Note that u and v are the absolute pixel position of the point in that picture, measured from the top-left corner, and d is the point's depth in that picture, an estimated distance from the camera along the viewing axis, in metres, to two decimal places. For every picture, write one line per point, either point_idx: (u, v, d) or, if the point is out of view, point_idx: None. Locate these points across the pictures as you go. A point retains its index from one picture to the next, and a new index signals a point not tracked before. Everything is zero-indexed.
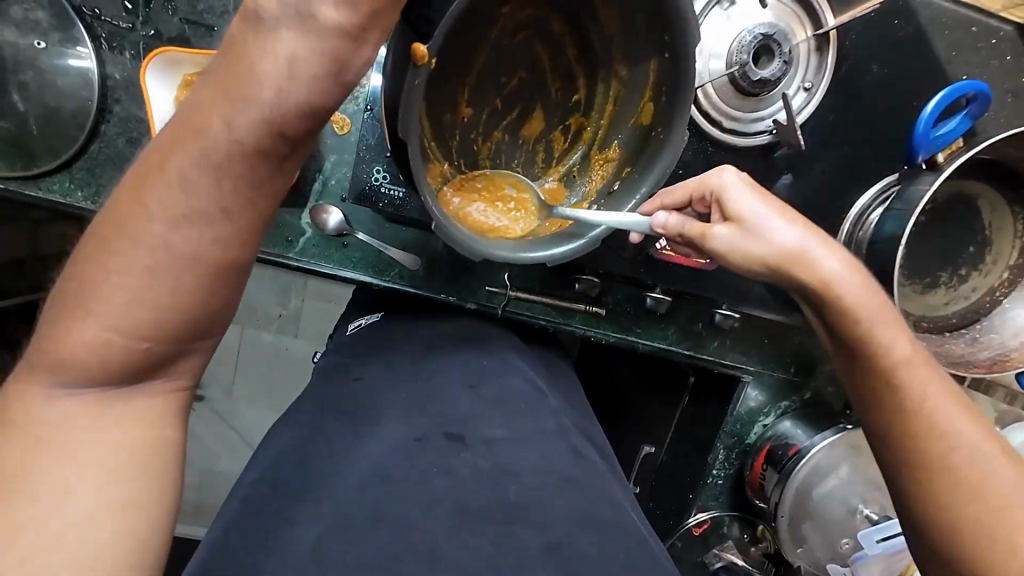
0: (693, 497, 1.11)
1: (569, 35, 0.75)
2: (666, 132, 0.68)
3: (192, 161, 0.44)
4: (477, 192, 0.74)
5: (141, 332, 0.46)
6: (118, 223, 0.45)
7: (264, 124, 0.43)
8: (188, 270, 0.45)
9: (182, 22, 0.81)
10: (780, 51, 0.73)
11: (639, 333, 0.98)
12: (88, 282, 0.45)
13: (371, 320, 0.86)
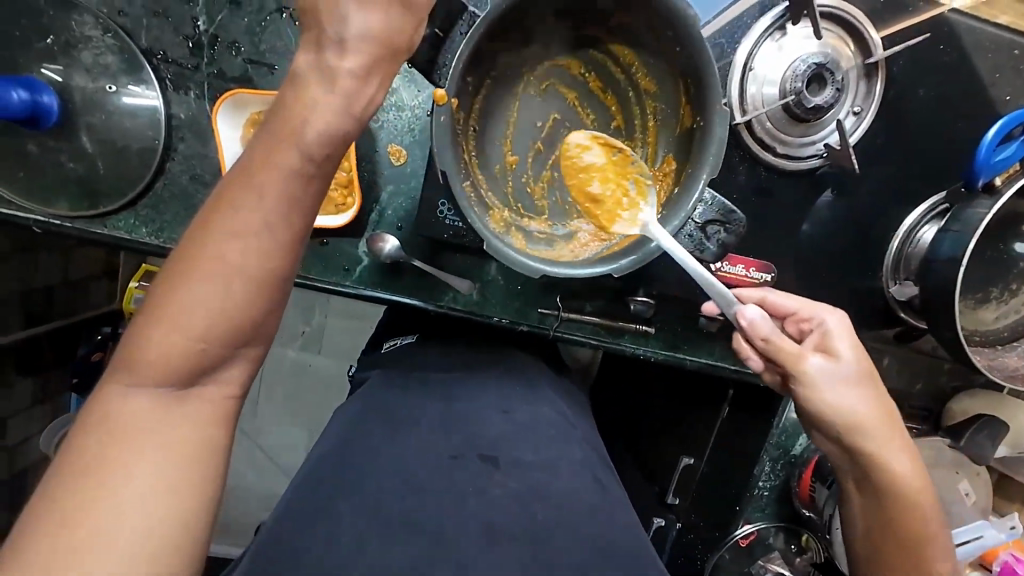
0: (739, 510, 1.14)
1: (586, 71, 0.70)
2: (705, 117, 0.62)
3: (247, 188, 0.51)
4: (606, 162, 0.68)
5: (198, 339, 0.51)
6: (193, 240, 0.51)
7: (303, 150, 0.51)
8: (240, 281, 0.51)
9: (243, 61, 0.82)
10: (833, 79, 0.75)
11: (686, 350, 1.00)
12: (161, 294, 0.51)
13: (406, 342, 0.92)
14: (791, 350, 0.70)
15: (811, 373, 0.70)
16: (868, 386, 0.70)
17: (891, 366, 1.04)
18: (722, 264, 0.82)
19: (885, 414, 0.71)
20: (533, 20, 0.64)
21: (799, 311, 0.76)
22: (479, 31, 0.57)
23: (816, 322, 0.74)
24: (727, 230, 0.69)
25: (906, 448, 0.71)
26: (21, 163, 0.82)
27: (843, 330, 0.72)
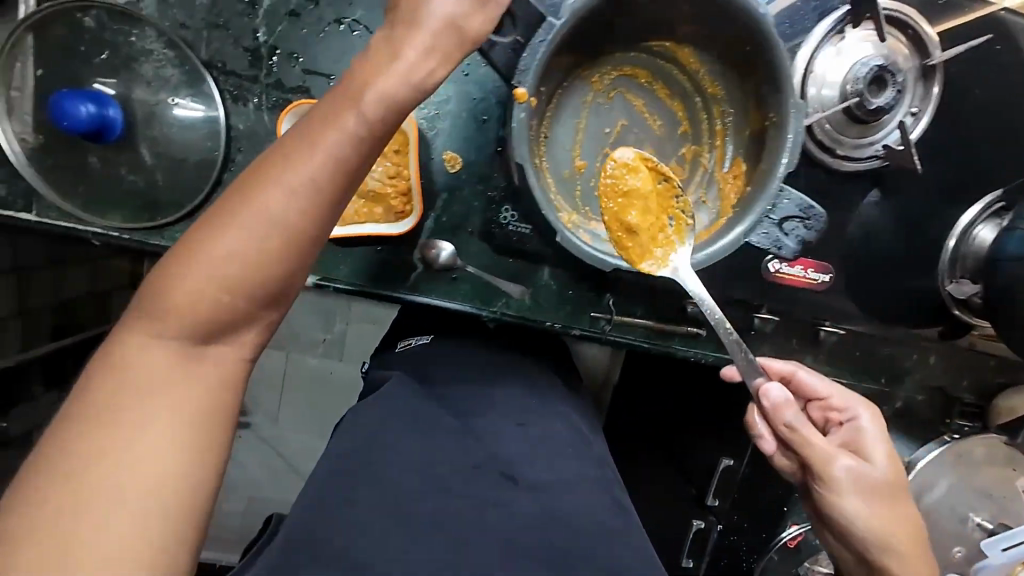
0: (786, 510, 1.18)
1: (653, 76, 0.69)
2: (779, 114, 0.59)
3: (304, 142, 0.50)
4: (646, 192, 0.64)
5: (224, 293, 0.50)
6: (239, 190, 0.50)
7: (364, 103, 0.50)
8: (277, 235, 0.49)
9: (303, 72, 0.82)
10: (893, 81, 0.75)
11: (735, 351, 0.99)
12: (193, 242, 0.50)
13: (421, 342, 0.89)
14: (821, 448, 0.71)
15: (839, 474, 0.70)
16: (894, 497, 0.72)
17: (938, 363, 1.04)
18: (780, 265, 0.89)
19: (903, 517, 0.72)
20: (602, 31, 0.63)
21: (828, 399, 0.79)
22: (555, 30, 0.55)
23: (850, 417, 0.77)
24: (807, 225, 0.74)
25: (915, 550, 0.72)
26: (81, 177, 0.83)
27: (874, 431, 0.75)
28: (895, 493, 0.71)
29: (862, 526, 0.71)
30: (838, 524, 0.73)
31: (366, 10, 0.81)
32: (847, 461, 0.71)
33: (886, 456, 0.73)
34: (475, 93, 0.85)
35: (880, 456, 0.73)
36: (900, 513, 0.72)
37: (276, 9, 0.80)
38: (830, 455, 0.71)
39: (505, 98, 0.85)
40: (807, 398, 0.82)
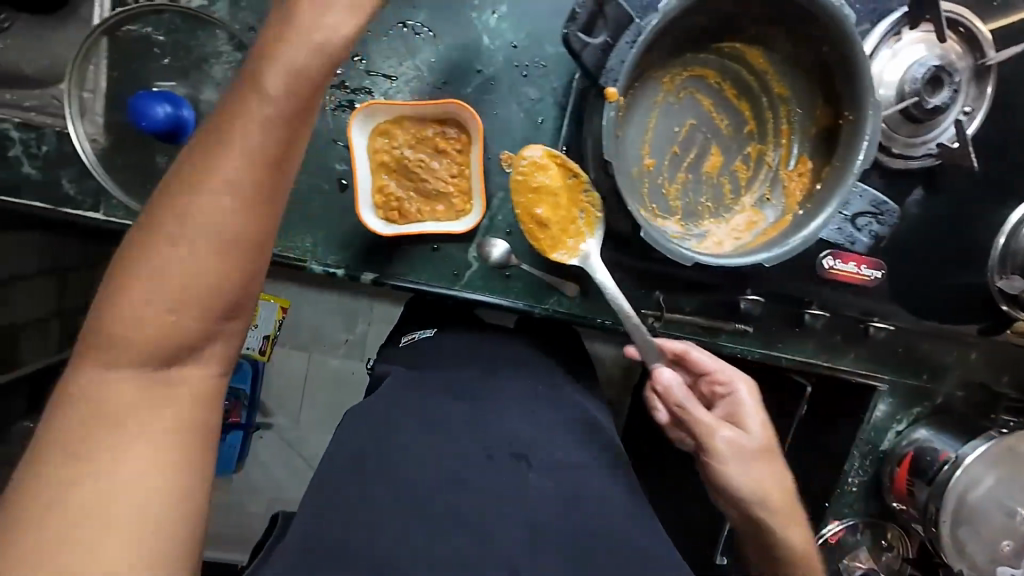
0: (828, 506, 1.13)
1: (722, 77, 0.70)
2: (855, 114, 0.63)
3: (221, 144, 0.50)
4: (548, 189, 0.83)
5: (187, 308, 0.50)
6: (176, 203, 0.50)
7: (274, 91, 0.50)
8: (221, 242, 0.50)
9: (365, 74, 0.84)
10: (949, 81, 0.77)
11: (782, 347, 0.99)
12: (133, 269, 0.49)
13: (426, 335, 0.89)
14: (706, 423, 0.78)
15: (720, 445, 0.77)
16: (767, 466, 0.78)
17: (978, 359, 1.07)
18: (834, 262, 0.90)
19: (778, 484, 0.78)
20: (677, 32, 0.65)
21: (713, 374, 0.83)
22: (650, 30, 0.56)
23: (730, 388, 0.82)
24: (880, 220, 0.88)
25: (799, 512, 0.80)
26: (147, 177, 0.84)
27: (750, 399, 0.81)
28: (766, 460, 0.78)
29: (748, 499, 0.77)
30: (723, 491, 0.79)
31: (429, 15, 0.84)
32: (723, 430, 0.77)
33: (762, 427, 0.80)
34: (532, 95, 0.87)
35: (754, 427, 0.79)
36: (775, 476, 0.78)
37: None
38: (711, 429, 0.78)
39: (562, 98, 0.87)
40: (698, 373, 0.85)
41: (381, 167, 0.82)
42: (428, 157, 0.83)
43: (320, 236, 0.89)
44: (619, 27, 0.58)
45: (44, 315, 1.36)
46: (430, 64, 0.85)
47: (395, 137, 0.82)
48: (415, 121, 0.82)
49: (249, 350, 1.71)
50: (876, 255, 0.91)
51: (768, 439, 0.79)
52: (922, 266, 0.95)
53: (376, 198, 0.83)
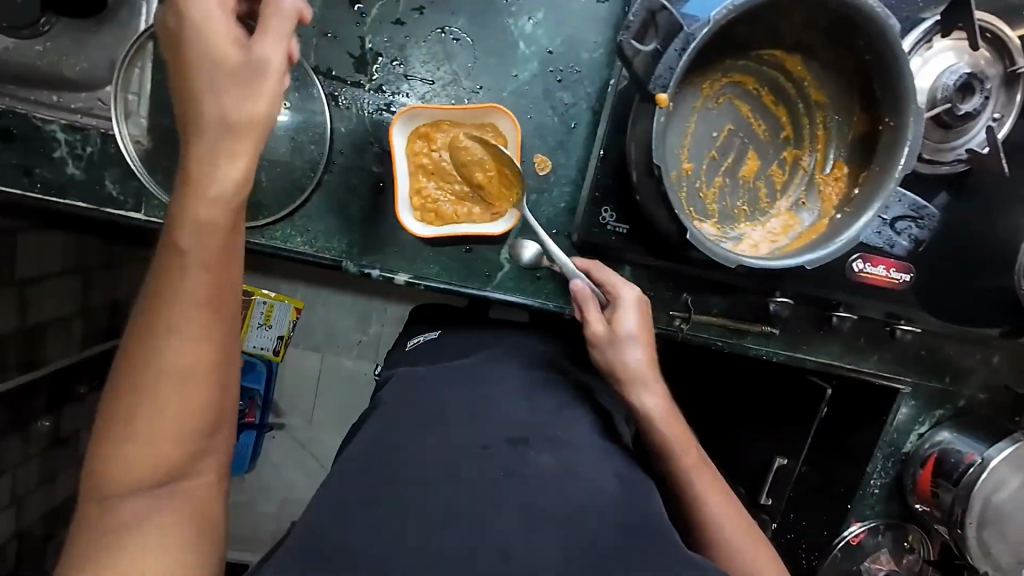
0: (850, 508, 1.14)
1: (760, 83, 0.72)
2: (898, 120, 0.64)
3: (172, 285, 0.57)
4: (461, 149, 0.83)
5: (165, 446, 0.56)
6: (130, 362, 0.56)
7: (203, 216, 0.57)
8: (193, 367, 0.57)
9: (403, 78, 0.86)
10: (982, 88, 0.79)
11: (807, 349, 1.00)
12: (117, 413, 0.55)
13: (429, 337, 1.00)
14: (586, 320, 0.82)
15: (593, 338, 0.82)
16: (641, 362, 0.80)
17: (1001, 363, 1.09)
18: (863, 265, 0.90)
19: (662, 398, 0.80)
20: (720, 40, 0.67)
21: (610, 288, 0.84)
22: (700, 40, 0.58)
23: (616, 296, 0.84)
24: (920, 224, 0.90)
25: (689, 432, 0.80)
26: None
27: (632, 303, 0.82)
28: (645, 353, 0.80)
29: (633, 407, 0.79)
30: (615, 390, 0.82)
31: (467, 20, 0.85)
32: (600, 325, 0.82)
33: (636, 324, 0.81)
34: (566, 100, 0.88)
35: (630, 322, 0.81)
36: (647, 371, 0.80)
37: (382, 18, 0.84)
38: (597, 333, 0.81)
39: (595, 103, 0.88)
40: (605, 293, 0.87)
41: (420, 170, 0.85)
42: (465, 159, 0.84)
43: (356, 238, 0.90)
44: (669, 35, 0.59)
45: (69, 314, 1.39)
46: (468, 69, 0.86)
47: (434, 140, 0.84)
48: (453, 124, 0.84)
49: (260, 349, 1.71)
50: (905, 259, 0.92)
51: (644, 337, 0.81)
52: (968, 266, 0.92)
53: (414, 200, 0.85)
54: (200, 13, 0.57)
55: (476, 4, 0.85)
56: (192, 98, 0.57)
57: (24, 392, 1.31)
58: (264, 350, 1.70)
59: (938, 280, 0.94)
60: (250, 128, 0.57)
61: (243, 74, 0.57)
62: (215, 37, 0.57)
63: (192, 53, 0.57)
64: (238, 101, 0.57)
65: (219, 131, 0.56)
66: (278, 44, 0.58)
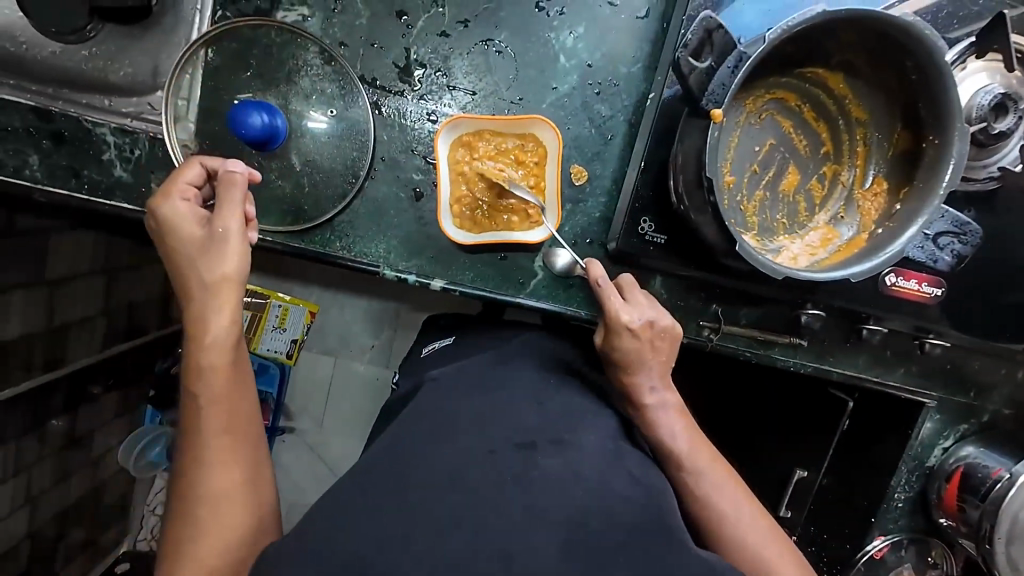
0: (874, 522, 1.13)
1: (801, 100, 0.73)
2: (942, 137, 0.66)
3: (196, 430, 0.66)
4: (501, 156, 0.86)
5: (213, 561, 0.62)
6: (173, 506, 0.65)
7: (217, 358, 0.67)
8: (231, 489, 0.65)
9: (445, 88, 0.88)
10: (1016, 108, 0.81)
11: (833, 361, 1.01)
12: (175, 549, 0.63)
13: (445, 344, 1.11)
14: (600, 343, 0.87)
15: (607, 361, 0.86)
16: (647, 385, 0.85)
17: None
18: (895, 279, 0.91)
19: (669, 406, 0.85)
20: (766, 58, 0.69)
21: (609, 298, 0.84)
22: (756, 57, 0.59)
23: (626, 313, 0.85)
24: (963, 241, 0.90)
25: (700, 438, 0.85)
26: None
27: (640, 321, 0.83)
28: (654, 371, 0.85)
29: (641, 412, 0.86)
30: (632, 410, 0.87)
31: (510, 33, 0.87)
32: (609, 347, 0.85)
33: (642, 345, 0.84)
34: (603, 112, 0.90)
35: (636, 344, 0.84)
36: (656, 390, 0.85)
37: (428, 30, 0.86)
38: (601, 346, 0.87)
39: (632, 116, 0.90)
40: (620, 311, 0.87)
41: (460, 178, 0.86)
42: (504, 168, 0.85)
43: (393, 243, 0.91)
44: (723, 53, 0.61)
45: (92, 314, 1.38)
46: (510, 81, 0.88)
47: (476, 149, 0.86)
48: (494, 134, 0.86)
49: (272, 352, 1.75)
50: (936, 272, 0.92)
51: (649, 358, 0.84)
52: (989, 285, 0.95)
53: (454, 208, 0.87)
54: (170, 211, 0.70)
55: (519, 18, 0.87)
56: (178, 280, 0.70)
57: (44, 390, 1.30)
58: (277, 352, 1.74)
59: (970, 295, 0.95)
60: (227, 281, 0.68)
61: (210, 244, 0.69)
62: (185, 223, 0.70)
63: (172, 246, 0.70)
64: (212, 263, 0.68)
65: (204, 292, 0.68)
66: (234, 213, 0.70)
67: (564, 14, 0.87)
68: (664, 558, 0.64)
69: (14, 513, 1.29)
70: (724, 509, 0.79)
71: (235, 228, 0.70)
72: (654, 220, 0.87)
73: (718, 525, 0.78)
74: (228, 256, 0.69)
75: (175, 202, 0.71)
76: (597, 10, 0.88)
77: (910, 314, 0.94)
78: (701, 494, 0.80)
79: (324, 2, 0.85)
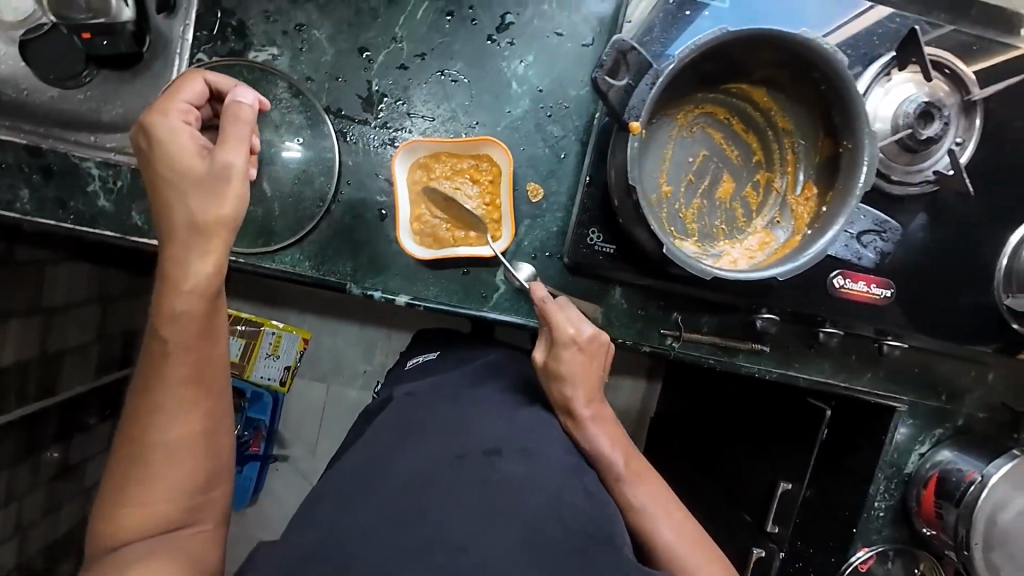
0: (856, 532, 1.11)
1: (730, 114, 0.79)
2: (856, 142, 0.70)
3: (162, 375, 0.69)
4: (458, 175, 0.92)
5: (165, 496, 0.68)
6: (127, 437, 0.69)
7: (190, 308, 0.69)
8: (191, 436, 0.70)
9: (406, 115, 0.94)
10: (939, 114, 0.86)
11: (798, 367, 1.02)
12: (126, 479, 0.68)
13: (428, 358, 1.12)
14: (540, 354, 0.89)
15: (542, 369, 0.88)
16: (577, 395, 0.85)
17: (997, 381, 1.11)
18: (844, 281, 0.93)
19: (598, 417, 0.86)
20: (690, 77, 0.74)
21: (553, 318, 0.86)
22: (668, 75, 0.65)
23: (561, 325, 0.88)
24: (884, 237, 0.92)
25: (625, 444, 0.86)
26: None
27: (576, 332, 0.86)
28: (586, 377, 0.86)
29: (574, 424, 0.86)
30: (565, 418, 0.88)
31: (464, 64, 0.94)
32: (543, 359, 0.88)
33: (574, 352, 0.86)
34: (556, 133, 0.96)
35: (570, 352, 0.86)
36: (584, 403, 0.85)
37: (388, 63, 0.93)
38: (543, 358, 0.88)
39: (583, 135, 0.96)
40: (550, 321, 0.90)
41: (419, 198, 0.91)
42: (460, 188, 0.92)
43: (360, 261, 0.96)
44: (639, 73, 0.68)
45: (87, 341, 1.45)
46: (466, 107, 0.94)
47: (433, 170, 0.91)
48: (450, 156, 0.91)
49: (267, 380, 1.76)
50: (884, 275, 0.95)
51: (579, 366, 0.86)
52: (941, 287, 0.97)
53: (414, 225, 0.92)
54: (170, 133, 0.72)
55: (473, 50, 0.94)
56: (166, 206, 0.71)
57: (38, 417, 1.33)
58: (271, 381, 1.76)
59: (924, 298, 0.96)
60: (216, 223, 0.70)
61: (210, 179, 0.70)
62: (183, 151, 0.72)
63: (169, 169, 0.71)
64: (205, 205, 0.70)
65: (191, 232, 0.70)
66: (236, 147, 0.71)
67: (514, 45, 0.94)
68: (610, 563, 0.65)
69: (4, 542, 1.29)
70: (650, 510, 0.81)
71: (240, 161, 0.71)
72: (604, 230, 0.92)
73: (645, 527, 0.80)
74: (228, 191, 0.70)
75: (174, 124, 0.73)
76: (545, 39, 0.94)
77: (864, 317, 0.96)
78: (627, 500, 0.82)
79: (292, 41, 0.93)
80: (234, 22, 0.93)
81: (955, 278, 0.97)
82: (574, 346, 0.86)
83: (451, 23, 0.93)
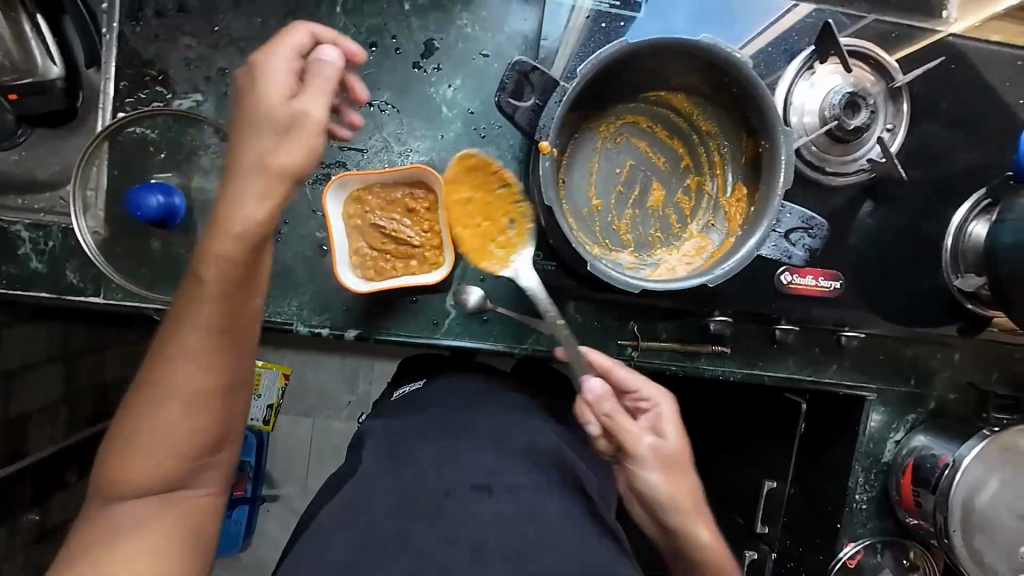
0: (841, 527, 1.08)
1: (654, 122, 0.78)
2: (772, 142, 0.69)
3: (187, 322, 0.63)
4: (395, 205, 0.91)
5: (170, 454, 0.64)
6: (145, 379, 0.64)
7: (229, 257, 0.62)
8: (206, 394, 0.64)
9: (338, 149, 0.93)
10: (865, 103, 0.86)
11: (762, 365, 1.01)
12: (133, 426, 0.63)
13: (414, 388, 0.92)
14: (633, 436, 0.79)
15: (642, 456, 0.79)
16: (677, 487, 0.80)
17: (964, 360, 1.09)
18: (793, 278, 0.93)
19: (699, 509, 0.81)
20: (605, 90, 0.74)
21: (637, 390, 0.83)
22: (572, 94, 0.67)
23: (651, 403, 0.83)
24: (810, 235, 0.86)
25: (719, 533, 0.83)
26: (145, 259, 0.92)
27: (667, 412, 0.82)
28: (682, 463, 0.81)
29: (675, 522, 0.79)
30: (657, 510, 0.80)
31: (391, 92, 0.93)
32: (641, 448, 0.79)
33: (667, 435, 0.81)
34: (491, 153, 0.95)
35: (661, 435, 0.81)
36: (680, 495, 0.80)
37: None
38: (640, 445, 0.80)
39: (518, 153, 0.95)
40: (622, 393, 0.84)
41: (356, 231, 0.90)
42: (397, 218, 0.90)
43: (306, 299, 0.94)
44: (546, 91, 0.69)
45: (53, 400, 1.37)
46: (397, 135, 0.94)
47: (367, 202, 0.90)
48: (383, 186, 0.90)
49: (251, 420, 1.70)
50: (830, 267, 0.95)
51: (675, 451, 0.81)
52: (891, 272, 0.96)
53: (353, 259, 0.90)
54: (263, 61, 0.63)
55: (399, 79, 0.93)
56: (236, 143, 0.62)
57: (7, 484, 1.27)
58: (254, 421, 1.70)
59: (875, 285, 0.96)
60: (285, 175, 0.62)
61: (286, 125, 0.62)
62: (267, 82, 0.62)
63: (251, 102, 0.62)
64: (277, 152, 0.62)
65: (253, 173, 0.62)
66: (318, 98, 0.63)
67: (440, 70, 0.94)
68: None
69: None
70: None
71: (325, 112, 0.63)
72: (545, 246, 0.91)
73: None
74: (303, 142, 0.62)
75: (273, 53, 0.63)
76: (471, 62, 0.94)
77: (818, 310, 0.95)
78: None
79: (216, 87, 0.92)
80: (154, 71, 0.92)
81: (912, 258, 0.96)
82: (665, 429, 0.82)
83: (375, 54, 0.93)
